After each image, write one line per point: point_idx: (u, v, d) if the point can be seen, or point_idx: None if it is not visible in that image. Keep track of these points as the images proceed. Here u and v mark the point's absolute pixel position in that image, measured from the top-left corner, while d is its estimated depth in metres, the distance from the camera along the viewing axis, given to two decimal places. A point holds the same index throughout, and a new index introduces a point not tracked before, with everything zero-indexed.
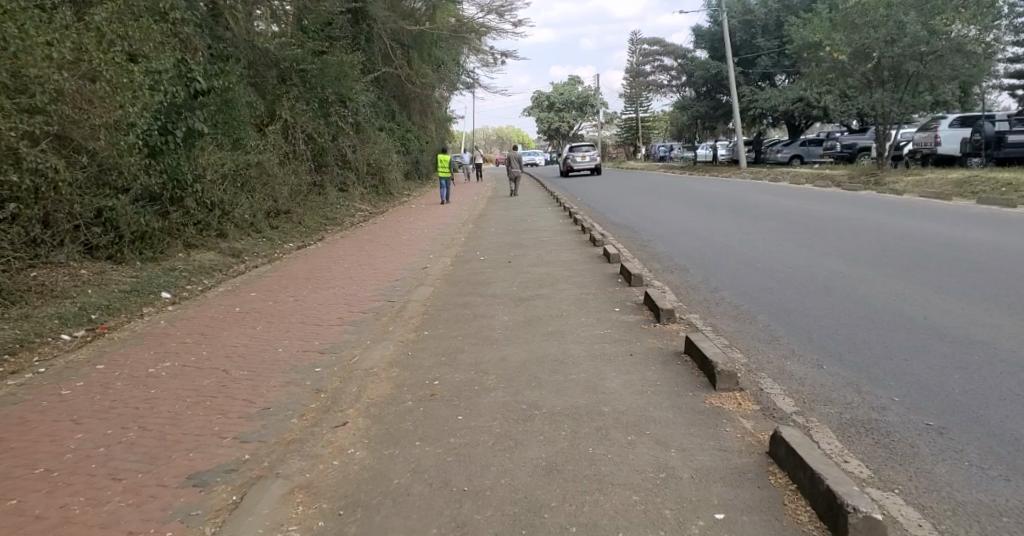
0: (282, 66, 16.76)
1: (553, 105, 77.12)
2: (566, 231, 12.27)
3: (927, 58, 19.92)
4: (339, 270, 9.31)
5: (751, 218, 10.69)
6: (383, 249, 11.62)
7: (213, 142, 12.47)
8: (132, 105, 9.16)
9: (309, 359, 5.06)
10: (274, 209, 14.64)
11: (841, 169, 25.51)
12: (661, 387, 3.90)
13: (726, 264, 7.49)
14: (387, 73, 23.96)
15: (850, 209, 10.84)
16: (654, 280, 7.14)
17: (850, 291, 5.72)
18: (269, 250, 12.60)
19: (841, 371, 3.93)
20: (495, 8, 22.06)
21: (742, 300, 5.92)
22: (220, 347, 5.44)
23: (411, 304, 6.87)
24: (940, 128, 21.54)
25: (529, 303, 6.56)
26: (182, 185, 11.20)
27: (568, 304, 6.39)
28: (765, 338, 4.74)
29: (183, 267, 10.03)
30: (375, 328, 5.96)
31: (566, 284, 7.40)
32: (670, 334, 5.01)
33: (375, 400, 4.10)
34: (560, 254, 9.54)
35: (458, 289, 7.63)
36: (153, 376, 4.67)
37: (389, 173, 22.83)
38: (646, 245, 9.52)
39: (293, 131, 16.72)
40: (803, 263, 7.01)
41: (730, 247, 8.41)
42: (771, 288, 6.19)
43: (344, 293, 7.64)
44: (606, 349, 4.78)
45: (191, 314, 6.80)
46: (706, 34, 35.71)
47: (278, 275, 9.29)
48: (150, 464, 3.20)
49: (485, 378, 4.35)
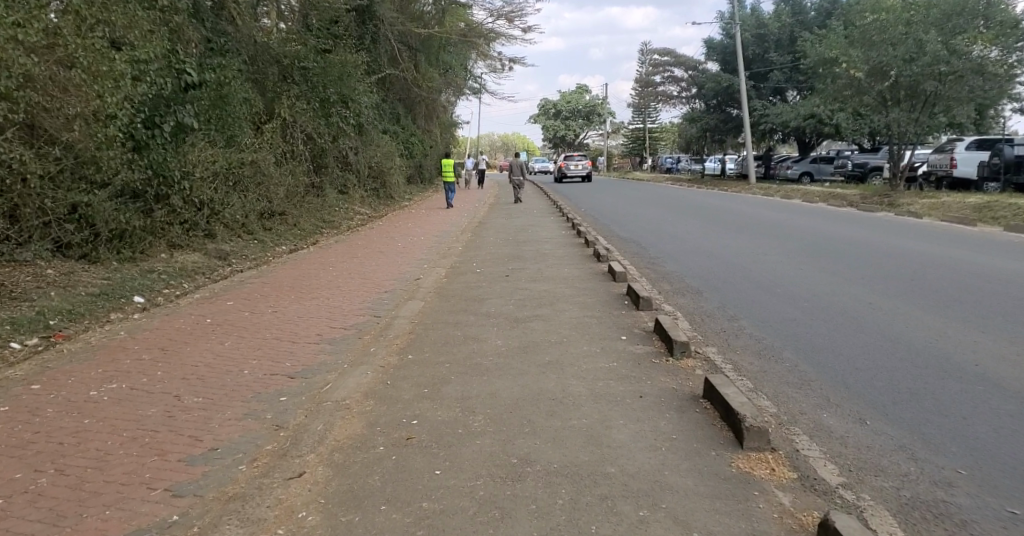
0: (283, 63, 16.23)
1: (560, 113, 76.84)
2: (569, 243, 11.70)
3: (946, 78, 19.20)
4: (328, 278, 8.75)
5: (767, 238, 10.13)
6: (379, 256, 11.05)
7: (204, 138, 11.96)
8: (113, 95, 8.65)
9: (276, 384, 4.48)
10: (268, 209, 14.09)
11: (853, 188, 24.93)
12: (678, 443, 3.31)
13: (743, 289, 6.93)
14: (393, 75, 23.51)
15: (874, 232, 10.23)
16: (664, 304, 6.56)
17: (884, 329, 5.15)
18: (259, 253, 12.04)
19: (890, 429, 3.31)
20: (505, 13, 21.62)
21: (764, 333, 5.35)
22: (179, 366, 4.86)
23: (399, 321, 6.30)
24: (957, 151, 20.99)
25: (526, 325, 5.97)
26: (168, 182, 10.67)
27: (569, 328, 5.80)
28: (793, 381, 4.15)
29: (162, 269, 9.49)
30: (355, 348, 5.38)
31: (568, 304, 6.82)
32: (684, 373, 4.42)
33: (342, 443, 3.50)
34: (562, 270, 8.97)
35: (451, 305, 7.04)
36: (93, 400, 4.10)
37: (391, 176, 22.32)
38: (655, 263, 8.95)
39: (292, 130, 16.16)
40: (828, 292, 6.44)
41: (746, 269, 7.85)
42: (796, 320, 5.62)
43: (327, 305, 7.05)
44: (613, 389, 4.19)
45: (157, 323, 6.21)
46: (718, 46, 35.25)
47: (262, 281, 8.70)
48: (53, 527, 2.63)
49: (472, 420, 3.75)
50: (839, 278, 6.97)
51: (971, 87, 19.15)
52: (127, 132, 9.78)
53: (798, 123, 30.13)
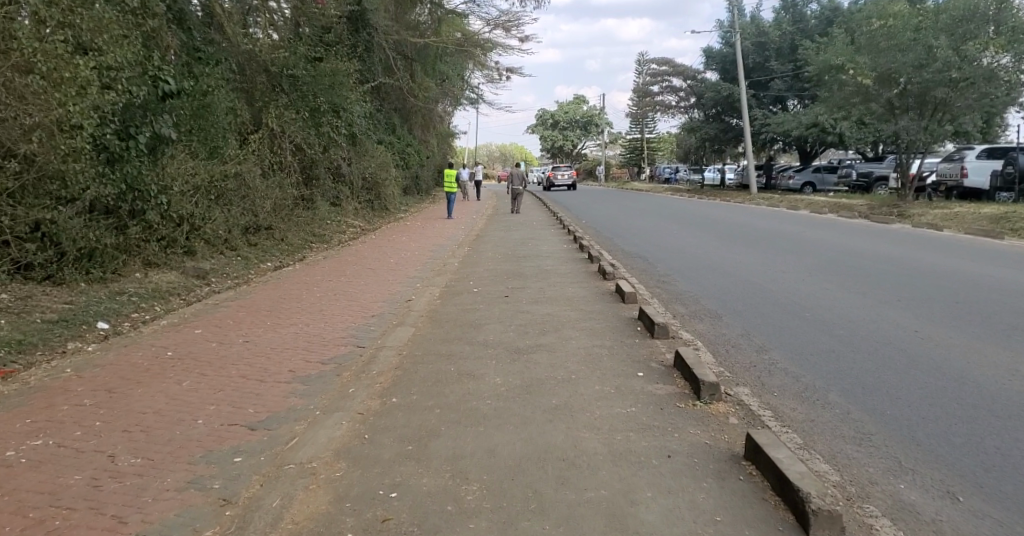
0: (271, 72, 15.60)
1: (558, 123, 76.52)
2: (571, 259, 11.02)
3: (958, 84, 18.71)
4: (311, 300, 8.05)
5: (784, 254, 9.46)
6: (369, 274, 10.38)
7: (184, 149, 11.30)
8: (79, 105, 7.96)
9: (233, 438, 3.78)
10: (253, 224, 13.46)
11: (859, 198, 24.40)
12: (725, 529, 2.62)
13: (768, 313, 6.26)
14: (388, 84, 22.92)
15: (900, 247, 9.57)
16: (680, 331, 5.89)
17: (940, 365, 4.48)
18: (242, 271, 11.37)
19: (993, 512, 2.63)
20: (502, 23, 21.09)
21: (801, 367, 4.67)
22: (123, 413, 4.13)
23: (384, 353, 5.60)
24: (967, 160, 20.56)
25: (528, 358, 5.27)
26: (144, 196, 10.03)
27: (577, 362, 5.11)
28: (849, 434, 3.47)
29: (135, 290, 8.80)
30: (332, 389, 4.69)
31: (574, 330, 6.12)
32: (716, 424, 3.73)
33: (304, 527, 2.80)
34: (566, 289, 8.28)
35: (445, 332, 6.34)
36: (9, 464, 3.37)
37: (386, 188, 21.70)
38: (665, 281, 8.30)
39: (279, 141, 15.53)
40: (864, 317, 5.80)
41: (766, 290, 7.19)
42: (834, 352, 4.96)
43: (306, 333, 6.35)
44: (635, 444, 3.50)
45: (112, 356, 5.47)
46: (717, 55, 34.81)
47: (239, 304, 8.00)
48: None
49: (464, 490, 3.05)
50: (873, 301, 6.32)
51: (983, 93, 18.66)
52: (98, 144, 9.13)
53: (800, 132, 29.56)
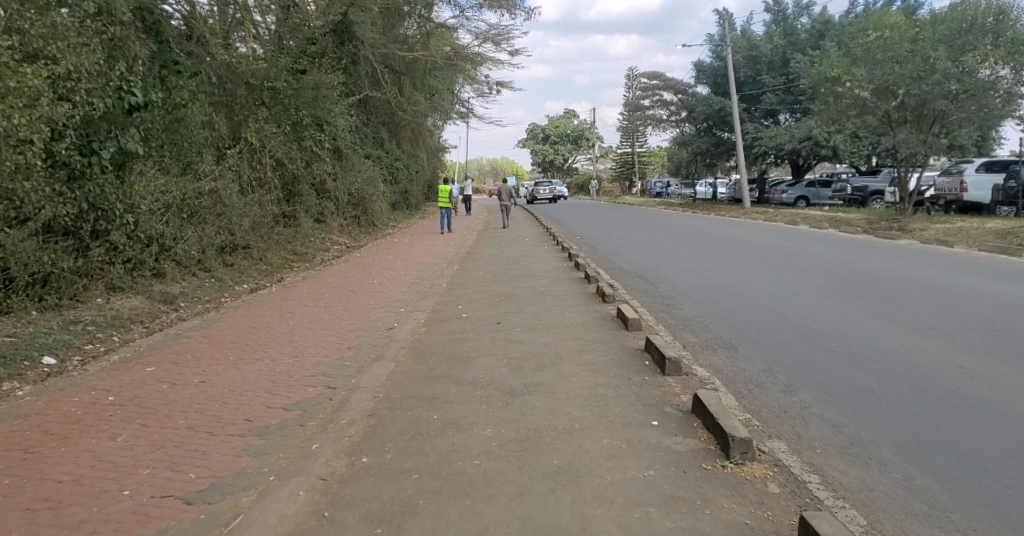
0: (252, 84, 14.93)
1: (549, 138, 76.21)
2: (565, 279, 10.36)
3: (957, 97, 18.39)
4: (283, 330, 7.32)
5: (795, 274, 8.87)
6: (350, 297, 9.67)
7: (153, 165, 10.62)
8: (31, 119, 7.20)
9: (160, 517, 3.06)
10: (230, 243, 12.76)
11: (856, 212, 23.99)
12: None
13: (788, 344, 5.65)
14: (375, 98, 22.32)
15: (918, 267, 9.02)
16: (693, 366, 5.22)
17: (1004, 413, 3.88)
18: (215, 293, 10.67)
19: None
20: (492, 36, 20.62)
21: (841, 413, 4.04)
22: (33, 483, 3.39)
23: (357, 397, 4.88)
24: (967, 173, 20.24)
25: (523, 403, 4.58)
26: (107, 215, 9.35)
27: (579, 407, 4.43)
28: (922, 512, 2.83)
29: (92, 318, 8.08)
30: (293, 446, 4.00)
31: (574, 366, 5.43)
32: (755, 495, 3.07)
33: None
34: (562, 314, 7.61)
35: (429, 368, 5.64)
36: None
37: (373, 203, 21.05)
38: (669, 305, 7.67)
39: (261, 156, 14.81)
40: (900, 350, 5.21)
41: (781, 315, 6.61)
42: (874, 394, 4.34)
43: (273, 372, 5.64)
44: (660, 527, 2.82)
45: (40, 404, 4.71)
46: (708, 69, 34.44)
47: (203, 335, 7.24)
48: None
49: None
50: (903, 331, 5.74)
51: (983, 107, 18.35)
52: (56, 161, 8.46)
53: (794, 146, 29.19)
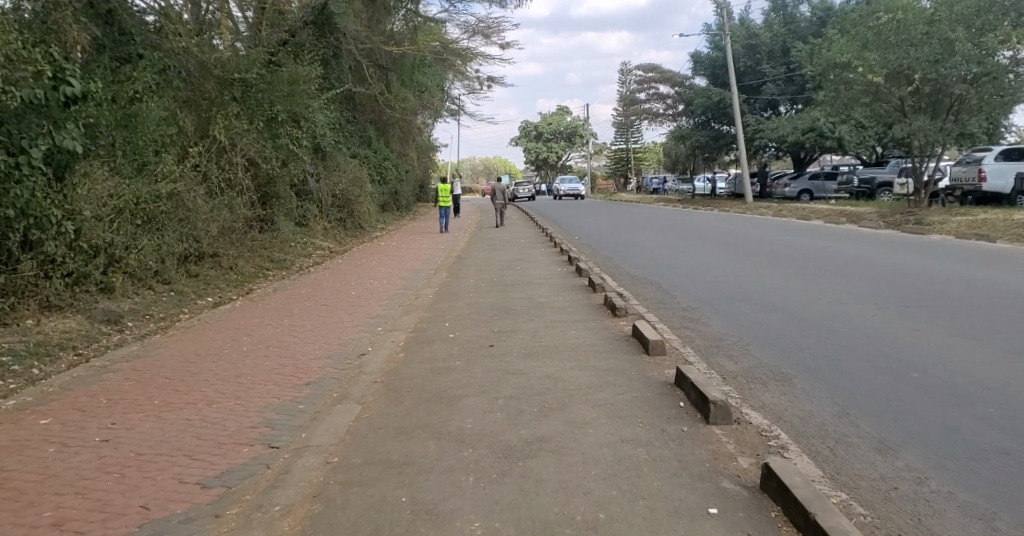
0: (221, 78, 13.50)
1: (542, 135, 74.84)
2: (567, 287, 9.14)
3: (976, 80, 17.19)
4: (232, 360, 6.07)
5: (839, 281, 7.65)
6: (319, 313, 8.40)
7: (98, 166, 9.33)
8: None
9: None
10: (194, 252, 11.47)
11: (868, 205, 22.83)
12: None
13: (857, 374, 4.49)
14: (360, 94, 20.87)
15: (979, 270, 7.85)
16: (745, 410, 4.00)
17: None
18: (172, 309, 9.40)
19: None
20: (480, 29, 19.42)
21: (977, 493, 2.84)
22: None
23: (303, 465, 3.65)
24: (986, 162, 18.97)
25: (525, 471, 3.37)
26: (41, 222, 7.97)
27: (604, 480, 3.20)
28: None
29: (9, 344, 6.82)
30: None
31: (587, 409, 4.24)
32: None
33: None
34: (568, 333, 6.41)
35: (405, 413, 4.44)
36: None
37: (359, 204, 19.79)
38: (696, 319, 6.47)
39: (232, 157, 13.42)
40: (1012, 385, 4.06)
41: (839, 335, 5.43)
42: (1010, 456, 3.17)
43: (204, 423, 4.39)
44: None
45: None
46: (706, 60, 33.40)
47: (132, 368, 5.97)
48: None
49: None
50: (1001, 356, 4.59)
51: (999, 91, 17.32)
52: None
53: (796, 138, 27.97)
